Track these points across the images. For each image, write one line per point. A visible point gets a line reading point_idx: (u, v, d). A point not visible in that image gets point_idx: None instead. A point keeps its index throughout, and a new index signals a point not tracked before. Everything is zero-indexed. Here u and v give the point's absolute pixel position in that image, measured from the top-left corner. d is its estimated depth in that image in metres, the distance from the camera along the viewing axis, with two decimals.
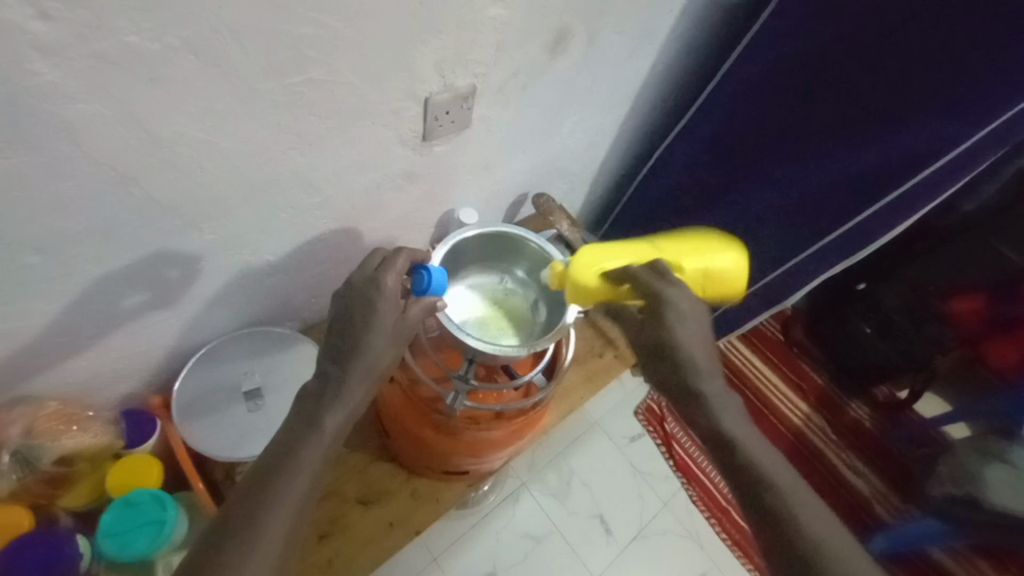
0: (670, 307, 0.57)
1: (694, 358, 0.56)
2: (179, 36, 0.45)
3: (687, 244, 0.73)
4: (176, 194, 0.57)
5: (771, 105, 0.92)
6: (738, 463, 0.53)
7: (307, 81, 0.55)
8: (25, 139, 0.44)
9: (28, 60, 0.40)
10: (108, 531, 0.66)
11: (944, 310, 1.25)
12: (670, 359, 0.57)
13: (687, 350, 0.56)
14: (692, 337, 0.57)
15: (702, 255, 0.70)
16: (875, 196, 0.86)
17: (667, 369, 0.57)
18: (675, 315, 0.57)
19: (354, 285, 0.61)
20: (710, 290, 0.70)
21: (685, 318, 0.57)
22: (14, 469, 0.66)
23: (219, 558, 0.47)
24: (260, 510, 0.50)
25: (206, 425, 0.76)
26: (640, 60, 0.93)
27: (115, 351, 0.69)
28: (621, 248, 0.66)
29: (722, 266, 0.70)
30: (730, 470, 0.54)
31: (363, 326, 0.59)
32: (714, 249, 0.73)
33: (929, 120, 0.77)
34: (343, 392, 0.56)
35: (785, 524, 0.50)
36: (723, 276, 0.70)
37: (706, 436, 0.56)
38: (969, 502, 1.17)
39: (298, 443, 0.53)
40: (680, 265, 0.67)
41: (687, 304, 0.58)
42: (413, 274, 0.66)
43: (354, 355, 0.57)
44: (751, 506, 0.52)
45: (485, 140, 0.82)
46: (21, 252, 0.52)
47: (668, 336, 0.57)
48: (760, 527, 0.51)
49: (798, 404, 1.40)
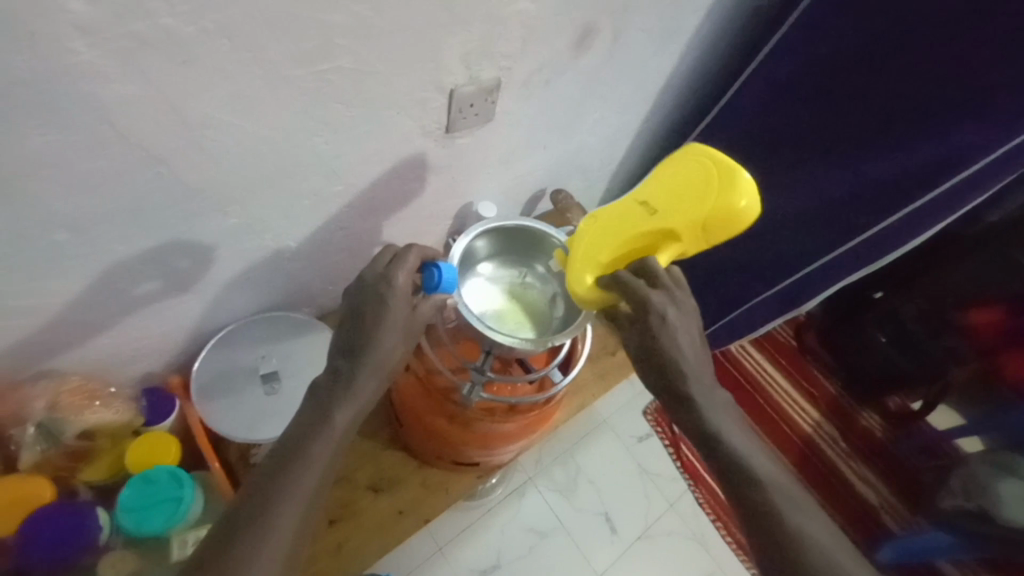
0: (656, 316, 0.55)
1: (682, 364, 0.55)
2: (214, 20, 0.45)
3: (684, 182, 0.62)
4: (202, 177, 0.57)
5: (795, 106, 0.91)
6: (729, 467, 0.54)
7: (336, 69, 0.56)
8: (60, 117, 0.45)
9: (68, 40, 0.41)
10: (126, 508, 0.67)
11: (960, 321, 1.20)
12: (657, 368, 0.56)
13: (674, 357, 0.55)
14: (679, 344, 0.55)
15: (699, 198, 0.60)
16: (898, 203, 0.84)
17: (655, 377, 0.57)
18: (662, 322, 0.55)
19: (366, 279, 0.61)
20: (716, 238, 0.60)
21: (670, 324, 0.55)
22: (37, 441, 0.68)
23: (227, 553, 0.47)
24: (271, 501, 0.50)
25: (223, 406, 0.77)
26: (664, 58, 0.92)
27: (136, 330, 0.70)
28: (609, 235, 0.63)
29: (726, 204, 0.59)
30: (723, 477, 0.54)
31: (374, 322, 0.58)
32: (722, 178, 0.60)
33: (956, 129, 0.76)
34: (356, 384, 0.57)
35: (779, 527, 0.50)
36: (728, 218, 0.59)
37: (697, 437, 0.55)
38: (979, 514, 1.19)
39: (309, 436, 0.54)
40: (673, 229, 0.60)
41: (673, 310, 0.56)
42: (424, 271, 0.65)
43: (365, 350, 0.58)
44: (745, 512, 0.52)
45: (505, 134, 0.82)
46: (51, 228, 0.52)
47: (655, 345, 0.55)
48: (753, 532, 0.52)
49: (807, 411, 1.40)
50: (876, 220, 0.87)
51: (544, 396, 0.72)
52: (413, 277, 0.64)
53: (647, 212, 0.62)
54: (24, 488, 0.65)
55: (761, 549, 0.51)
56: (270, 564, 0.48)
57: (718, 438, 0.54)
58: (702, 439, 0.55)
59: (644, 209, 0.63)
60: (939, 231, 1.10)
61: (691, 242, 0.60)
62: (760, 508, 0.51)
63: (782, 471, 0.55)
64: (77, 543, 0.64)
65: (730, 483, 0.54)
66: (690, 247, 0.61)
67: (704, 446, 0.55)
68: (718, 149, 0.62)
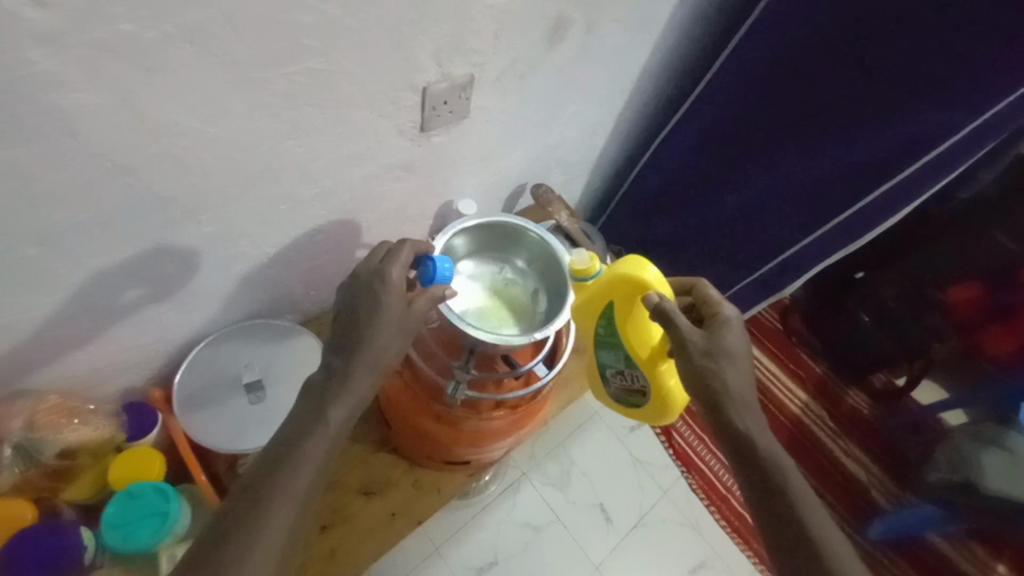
0: (728, 319, 0.61)
1: (737, 365, 0.59)
2: (175, 24, 0.45)
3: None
4: (173, 185, 0.56)
5: (767, 90, 0.91)
6: (777, 488, 0.56)
7: (304, 70, 0.55)
8: (21, 130, 0.44)
9: (24, 49, 0.40)
10: (111, 524, 0.66)
11: (942, 299, 1.24)
12: (716, 362, 0.58)
13: (734, 356, 0.59)
14: (738, 350, 0.59)
15: None
16: (872, 185, 0.86)
17: (710, 370, 0.58)
18: (730, 327, 0.60)
19: (360, 277, 0.61)
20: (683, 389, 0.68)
21: (737, 329, 0.60)
22: (15, 462, 0.66)
23: (223, 554, 0.47)
24: (263, 505, 0.50)
25: (207, 417, 0.76)
26: (637, 48, 0.92)
27: (115, 344, 0.69)
28: None
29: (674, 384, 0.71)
30: (763, 498, 0.57)
31: (368, 320, 0.58)
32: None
33: (928, 107, 0.77)
34: (351, 384, 0.56)
35: (820, 550, 0.53)
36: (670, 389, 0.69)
37: (737, 441, 0.58)
38: (963, 485, 1.22)
39: (302, 436, 0.53)
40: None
41: (740, 325, 0.61)
42: (420, 265, 0.66)
43: (358, 348, 0.57)
44: (783, 534, 0.55)
45: (482, 130, 0.82)
46: (19, 243, 0.51)
47: (715, 340, 0.59)
48: (787, 552, 0.54)
49: (796, 393, 1.41)
50: (851, 201, 0.89)
51: (529, 391, 0.72)
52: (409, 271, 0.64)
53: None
54: (4, 511, 0.64)
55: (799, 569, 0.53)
56: (264, 564, 0.48)
57: (770, 459, 0.57)
58: (749, 455, 0.58)
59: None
60: (915, 211, 1.12)
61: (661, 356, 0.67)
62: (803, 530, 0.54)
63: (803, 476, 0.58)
64: (62, 562, 0.63)
65: (769, 501, 0.56)
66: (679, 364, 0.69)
67: (749, 461, 0.58)
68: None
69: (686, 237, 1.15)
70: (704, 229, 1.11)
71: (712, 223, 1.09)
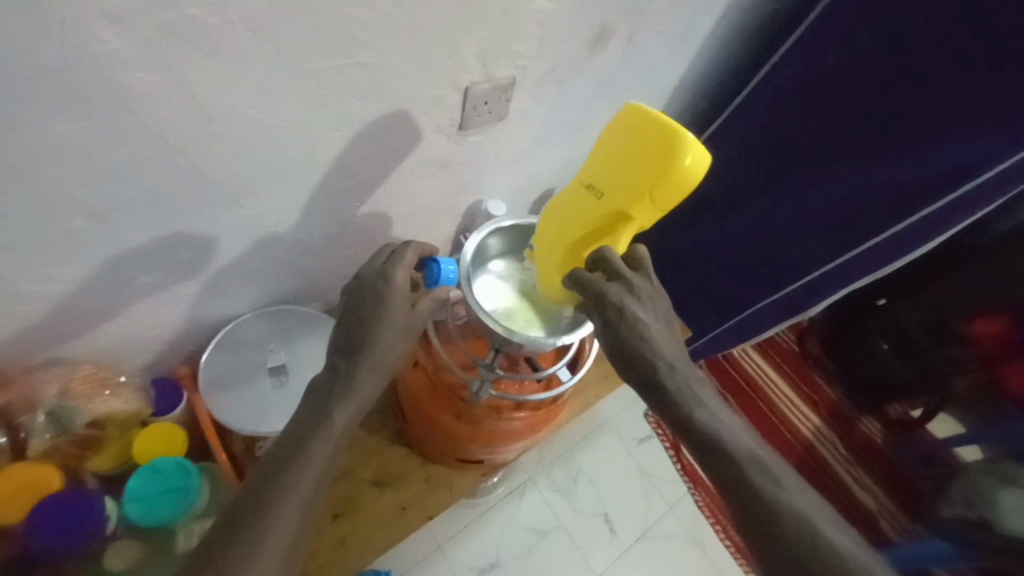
0: (604, 303, 0.56)
1: (635, 358, 0.55)
2: (238, 12, 0.45)
3: (623, 151, 0.58)
4: (220, 168, 0.57)
5: (803, 112, 0.91)
6: (721, 462, 0.51)
7: (355, 64, 0.56)
8: (85, 104, 0.45)
9: (96, 28, 0.41)
10: (133, 496, 0.68)
11: (965, 331, 1.20)
12: (620, 361, 0.56)
13: (641, 344, 0.55)
14: (643, 332, 0.55)
15: (643, 170, 0.57)
16: (908, 210, 0.82)
17: (620, 371, 0.56)
18: (613, 315, 0.55)
19: (365, 279, 0.61)
20: (671, 202, 0.58)
21: (618, 311, 0.55)
22: (46, 428, 0.67)
23: (229, 549, 0.47)
24: (269, 504, 0.50)
25: (231, 398, 0.78)
26: (675, 60, 0.92)
27: (146, 321, 0.70)
28: (563, 231, 0.64)
29: (665, 170, 0.56)
30: (720, 473, 0.51)
31: (372, 321, 0.58)
32: (657, 140, 0.56)
33: (970, 136, 0.75)
34: (355, 384, 0.56)
35: (786, 533, 0.48)
36: (673, 181, 0.56)
37: (678, 425, 0.54)
38: (980, 523, 1.16)
39: (306, 436, 0.53)
40: (625, 211, 0.59)
41: (633, 300, 0.56)
42: (425, 268, 0.67)
43: (362, 349, 0.57)
44: (755, 523, 0.49)
45: (518, 132, 0.82)
46: (68, 215, 0.52)
47: (607, 339, 0.56)
48: (754, 531, 0.49)
49: (808, 416, 1.43)
50: (876, 230, 0.87)
51: (552, 395, 0.72)
52: (411, 274, 0.64)
53: (596, 197, 0.61)
54: (32, 476, 0.65)
55: (774, 558, 0.48)
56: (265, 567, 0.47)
57: (707, 433, 0.52)
58: (691, 434, 0.53)
59: (592, 193, 0.61)
60: (948, 241, 1.10)
61: (646, 216, 0.59)
62: (767, 511, 0.49)
63: (758, 444, 0.54)
64: (87, 531, 0.65)
65: (722, 483, 0.51)
66: (648, 219, 0.59)
67: (694, 442, 0.53)
68: (647, 109, 0.57)
69: (711, 253, 1.14)
70: (728, 245, 1.11)
71: (738, 240, 1.08)
